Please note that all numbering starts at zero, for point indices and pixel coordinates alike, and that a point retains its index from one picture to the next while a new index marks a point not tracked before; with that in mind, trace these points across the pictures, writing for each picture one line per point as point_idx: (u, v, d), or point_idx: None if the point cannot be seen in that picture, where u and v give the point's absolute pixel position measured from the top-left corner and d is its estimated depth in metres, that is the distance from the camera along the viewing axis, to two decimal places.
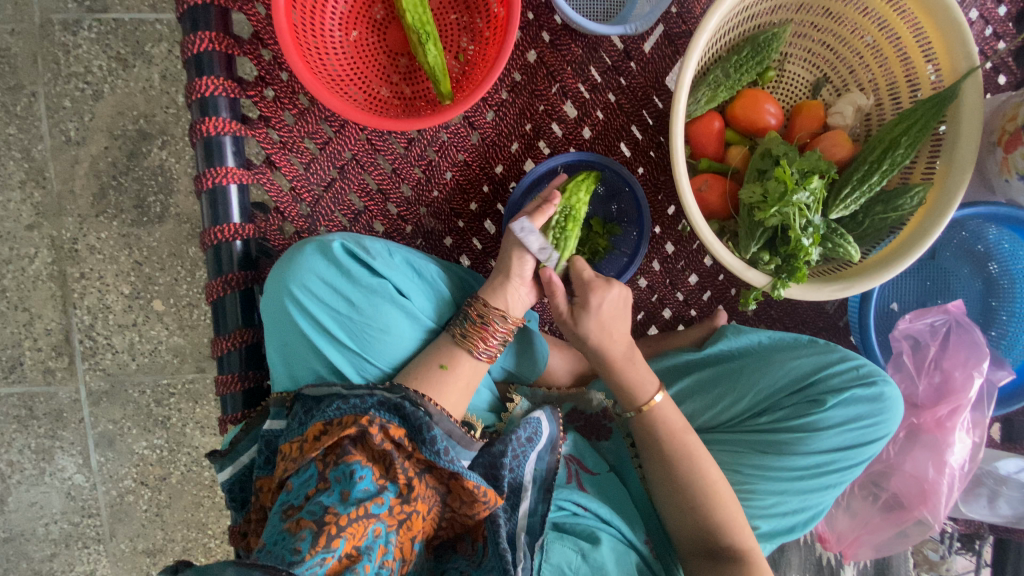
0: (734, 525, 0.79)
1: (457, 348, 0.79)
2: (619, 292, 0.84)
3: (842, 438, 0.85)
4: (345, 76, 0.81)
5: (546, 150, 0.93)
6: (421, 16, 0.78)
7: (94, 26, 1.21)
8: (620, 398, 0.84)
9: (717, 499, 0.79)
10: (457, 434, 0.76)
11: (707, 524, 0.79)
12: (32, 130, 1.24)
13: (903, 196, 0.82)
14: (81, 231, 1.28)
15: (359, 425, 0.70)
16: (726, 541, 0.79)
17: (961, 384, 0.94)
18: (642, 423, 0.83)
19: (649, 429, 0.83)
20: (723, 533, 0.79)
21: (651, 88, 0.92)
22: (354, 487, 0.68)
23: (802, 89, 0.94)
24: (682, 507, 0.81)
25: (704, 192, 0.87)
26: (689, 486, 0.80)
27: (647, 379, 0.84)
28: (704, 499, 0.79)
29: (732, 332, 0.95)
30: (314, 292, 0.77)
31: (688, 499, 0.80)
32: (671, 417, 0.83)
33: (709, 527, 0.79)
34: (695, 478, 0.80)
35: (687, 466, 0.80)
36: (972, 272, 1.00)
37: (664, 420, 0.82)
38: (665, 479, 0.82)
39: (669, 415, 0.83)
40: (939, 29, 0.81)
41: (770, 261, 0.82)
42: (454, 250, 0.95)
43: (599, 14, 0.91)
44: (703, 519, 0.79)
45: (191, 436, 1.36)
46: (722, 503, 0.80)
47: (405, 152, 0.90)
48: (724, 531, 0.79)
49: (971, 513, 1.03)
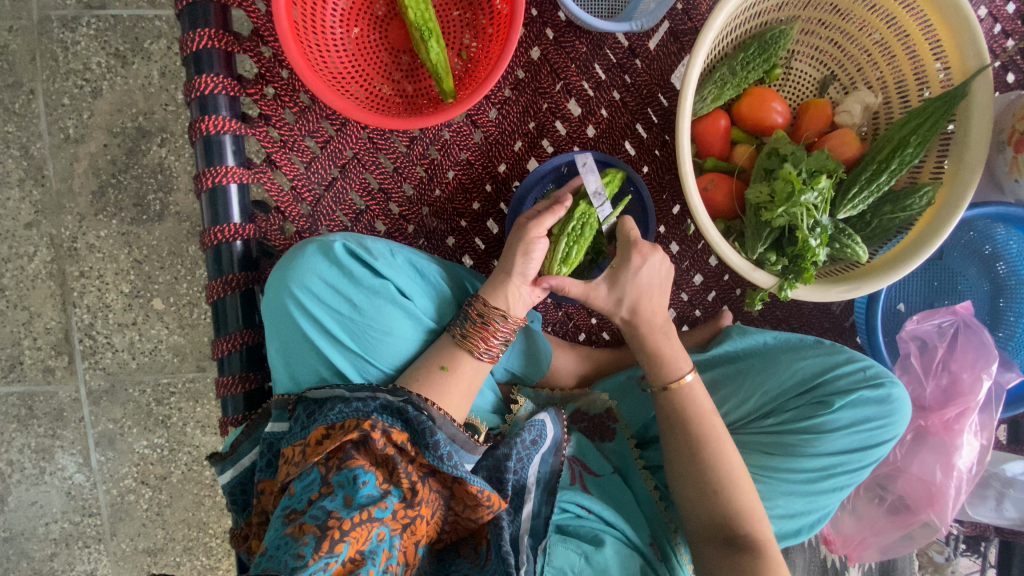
0: (753, 513, 0.78)
1: (458, 349, 0.78)
2: (661, 258, 0.84)
3: (849, 440, 0.85)
4: (347, 74, 0.80)
5: (550, 149, 0.92)
6: (423, 13, 0.77)
7: (92, 23, 1.20)
8: (650, 372, 0.84)
9: (736, 483, 0.78)
10: (460, 439, 0.75)
11: (727, 509, 0.78)
12: (30, 128, 1.23)
13: (912, 196, 0.81)
14: (80, 229, 1.27)
15: (360, 429, 0.69)
16: (744, 529, 0.77)
17: (969, 386, 0.93)
18: (671, 400, 0.83)
19: (677, 407, 0.82)
20: (742, 520, 0.77)
21: (656, 86, 0.91)
22: (358, 491, 0.67)
23: (809, 87, 0.93)
24: (701, 489, 0.79)
25: (710, 192, 0.86)
26: (712, 468, 0.79)
27: (680, 356, 0.84)
28: (727, 481, 0.79)
29: (737, 332, 0.95)
30: (315, 293, 0.76)
31: (709, 481, 0.79)
32: (700, 398, 0.83)
33: (728, 512, 0.78)
34: (718, 461, 0.79)
35: (711, 448, 0.79)
36: (979, 272, 1.00)
37: (692, 399, 0.82)
38: (688, 461, 0.80)
39: (697, 397, 0.83)
40: (950, 26, 0.80)
41: (776, 261, 0.81)
42: (456, 250, 0.94)
43: (603, 11, 0.90)
44: (723, 503, 0.78)
45: (192, 435, 1.35)
46: (743, 488, 0.79)
47: (407, 151, 0.89)
48: (743, 517, 0.77)
49: (977, 516, 1.02)
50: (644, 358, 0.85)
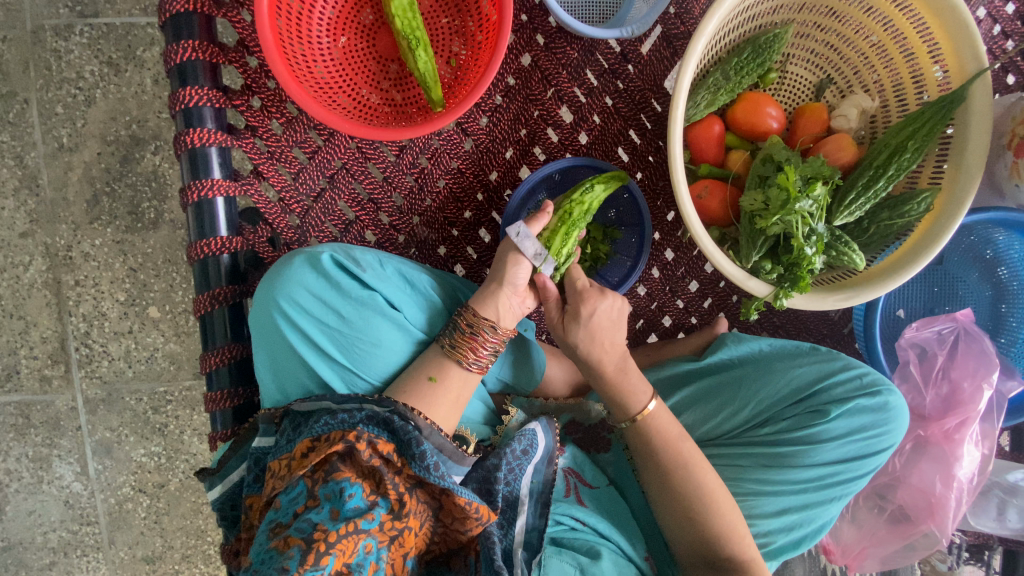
0: (735, 536, 0.78)
1: (447, 359, 0.76)
2: (611, 303, 0.82)
3: (846, 449, 0.83)
4: (334, 84, 0.79)
5: (542, 156, 0.91)
6: (410, 22, 0.76)
7: (85, 31, 1.19)
8: (613, 409, 0.82)
9: (713, 510, 0.78)
10: (448, 449, 0.73)
11: (705, 535, 0.78)
12: (25, 137, 1.23)
13: (911, 202, 0.79)
14: (76, 238, 1.26)
15: (346, 441, 0.68)
16: (726, 551, 0.77)
17: (970, 396, 0.92)
18: (636, 432, 0.81)
19: (644, 439, 0.80)
20: (723, 544, 0.77)
21: (650, 91, 0.89)
22: (344, 505, 0.66)
23: (805, 91, 0.91)
24: (679, 515, 0.79)
25: (704, 199, 0.84)
26: (686, 495, 0.78)
27: (640, 388, 0.81)
28: (704, 507, 0.78)
29: (732, 340, 0.93)
30: (302, 305, 0.75)
31: (686, 508, 0.78)
32: (664, 425, 0.81)
33: (709, 537, 0.78)
34: (693, 487, 0.78)
35: (681, 476, 0.78)
36: (981, 278, 0.98)
37: (659, 428, 0.80)
38: (662, 489, 0.80)
39: (664, 423, 0.81)
40: (947, 29, 0.78)
41: (772, 270, 0.79)
42: (448, 259, 0.93)
43: (594, 17, 0.89)
44: (702, 529, 0.78)
45: (189, 443, 1.34)
46: (720, 513, 0.78)
47: (397, 160, 0.88)
48: (724, 541, 0.77)
49: (979, 525, 1.01)
50: (605, 396, 0.83)
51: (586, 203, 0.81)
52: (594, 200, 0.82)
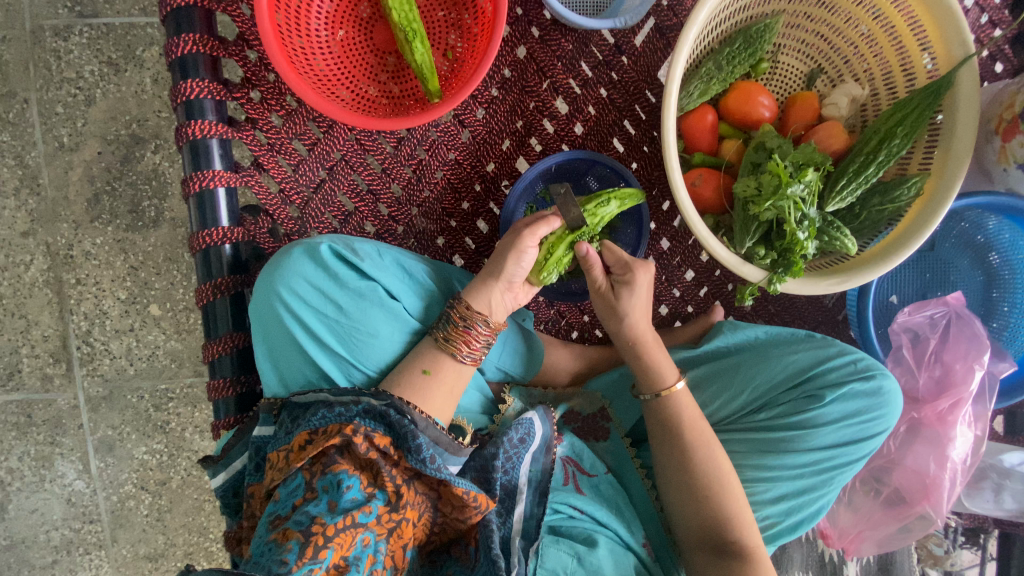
0: (741, 520, 0.79)
1: (440, 352, 0.77)
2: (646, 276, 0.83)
3: (841, 433, 0.85)
4: (333, 76, 0.81)
5: (538, 147, 0.93)
6: (407, 14, 0.77)
7: (84, 31, 1.20)
8: (642, 380, 0.84)
9: (726, 490, 0.79)
10: (444, 441, 0.74)
11: (714, 517, 0.79)
12: (25, 136, 1.24)
13: (901, 187, 0.81)
14: (76, 237, 1.27)
15: (343, 434, 0.69)
16: (731, 535, 0.78)
17: (962, 377, 0.93)
18: (661, 409, 0.83)
19: (669, 417, 0.82)
20: (730, 528, 0.79)
21: (643, 82, 0.91)
22: (342, 496, 0.67)
23: (796, 80, 0.93)
24: (688, 495, 0.81)
25: (698, 186, 0.86)
26: (701, 475, 0.80)
27: (665, 369, 0.83)
28: (717, 489, 0.79)
29: (729, 327, 0.94)
30: (301, 295, 0.76)
31: (699, 488, 0.80)
32: (688, 405, 0.83)
33: (716, 520, 0.79)
34: (708, 468, 0.80)
35: (700, 456, 0.80)
36: (971, 263, 1.00)
37: (683, 408, 0.82)
38: (678, 470, 0.81)
39: (687, 403, 0.83)
40: (934, 17, 0.79)
41: (765, 255, 0.80)
42: (447, 249, 0.94)
43: (588, 9, 0.90)
44: (711, 512, 0.79)
45: (191, 440, 1.35)
46: (732, 494, 0.79)
47: (395, 152, 0.89)
48: (732, 524, 0.78)
49: (974, 507, 1.02)
50: (636, 366, 0.85)
51: (600, 215, 0.83)
52: (606, 214, 0.83)
